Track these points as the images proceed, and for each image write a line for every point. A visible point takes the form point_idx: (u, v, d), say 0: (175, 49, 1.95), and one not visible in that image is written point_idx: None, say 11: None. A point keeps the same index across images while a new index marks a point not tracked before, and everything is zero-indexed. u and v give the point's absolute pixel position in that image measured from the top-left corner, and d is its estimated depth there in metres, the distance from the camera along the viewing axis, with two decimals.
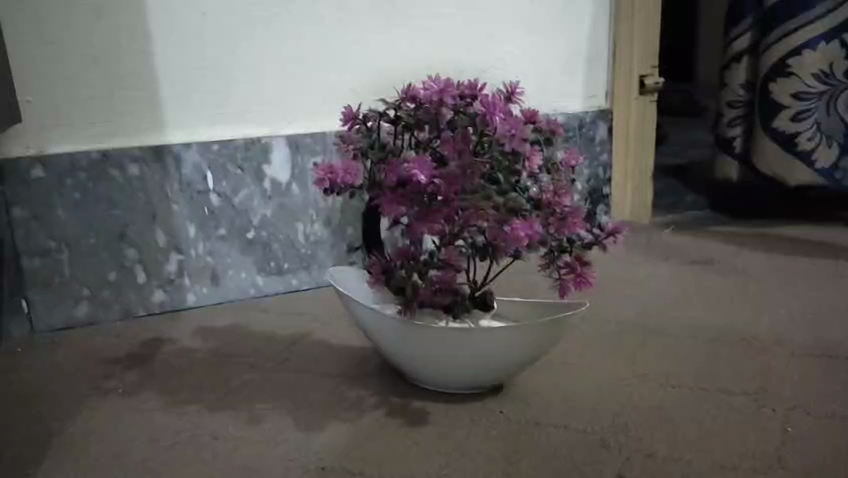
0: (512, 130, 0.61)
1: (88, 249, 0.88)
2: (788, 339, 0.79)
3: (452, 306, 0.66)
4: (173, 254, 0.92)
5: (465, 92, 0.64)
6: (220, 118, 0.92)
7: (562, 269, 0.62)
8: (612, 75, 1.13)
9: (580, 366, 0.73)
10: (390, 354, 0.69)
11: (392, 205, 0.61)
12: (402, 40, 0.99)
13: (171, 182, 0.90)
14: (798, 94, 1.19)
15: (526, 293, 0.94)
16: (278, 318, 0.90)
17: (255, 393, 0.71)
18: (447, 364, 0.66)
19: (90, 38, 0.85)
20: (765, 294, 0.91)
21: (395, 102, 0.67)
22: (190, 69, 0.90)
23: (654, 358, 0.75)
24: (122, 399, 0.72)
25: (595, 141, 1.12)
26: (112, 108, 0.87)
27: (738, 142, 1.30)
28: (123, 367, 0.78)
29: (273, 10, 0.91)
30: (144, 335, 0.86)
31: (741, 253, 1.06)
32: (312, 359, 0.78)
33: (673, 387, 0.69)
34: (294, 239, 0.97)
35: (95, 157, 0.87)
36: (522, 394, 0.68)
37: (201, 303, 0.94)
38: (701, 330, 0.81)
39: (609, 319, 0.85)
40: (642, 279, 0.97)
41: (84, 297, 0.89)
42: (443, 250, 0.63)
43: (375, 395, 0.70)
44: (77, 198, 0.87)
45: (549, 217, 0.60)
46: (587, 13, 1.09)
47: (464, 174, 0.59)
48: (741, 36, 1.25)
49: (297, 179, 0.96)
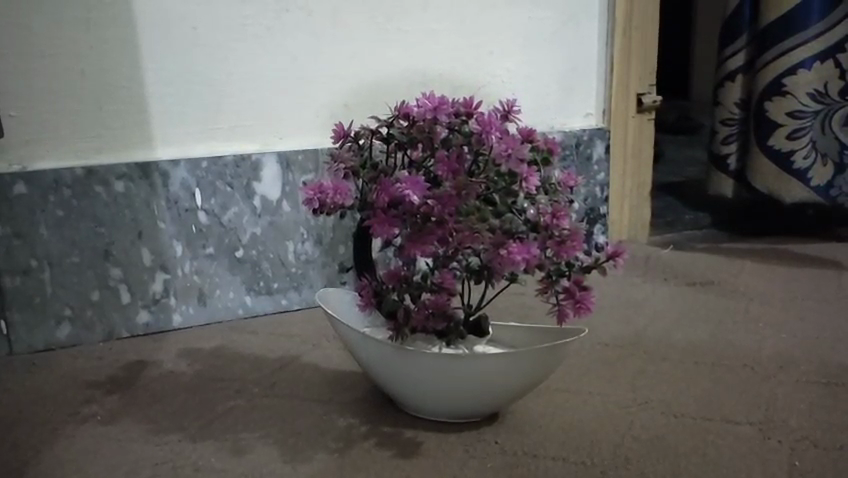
0: (509, 150, 0.59)
1: (72, 267, 0.85)
2: (792, 364, 0.77)
3: (447, 332, 0.64)
4: (159, 273, 0.89)
5: (462, 110, 0.61)
6: (210, 133, 0.90)
7: (561, 294, 0.59)
8: (609, 93, 1.11)
9: (578, 392, 0.71)
10: (381, 380, 0.67)
11: (383, 227, 0.58)
12: (396, 55, 0.97)
13: (158, 198, 0.88)
14: (794, 113, 1.18)
15: (522, 315, 0.91)
16: (267, 340, 0.87)
17: (241, 421, 0.68)
18: (441, 390, 0.63)
19: (78, 52, 0.83)
20: (767, 317, 0.89)
21: (388, 119, 0.65)
22: (182, 83, 0.88)
23: (654, 384, 0.73)
24: (102, 426, 0.69)
25: (592, 160, 1.10)
26: (101, 122, 0.85)
27: (733, 159, 1.29)
28: (104, 391, 0.76)
29: (265, 25, 0.90)
30: (127, 357, 0.83)
31: (742, 274, 1.04)
32: (301, 385, 0.75)
33: (675, 416, 0.67)
34: (284, 257, 0.95)
35: (80, 173, 0.84)
36: (520, 424, 0.66)
37: (187, 323, 0.91)
38: (702, 356, 0.79)
39: (607, 342, 0.82)
40: (640, 302, 0.95)
41: (67, 317, 0.86)
42: (437, 272, 0.61)
43: (366, 423, 0.67)
44: (61, 215, 0.84)
45: (548, 240, 0.57)
46: (585, 31, 1.08)
47: (459, 194, 0.57)
48: (736, 54, 1.25)
49: (288, 196, 0.93)
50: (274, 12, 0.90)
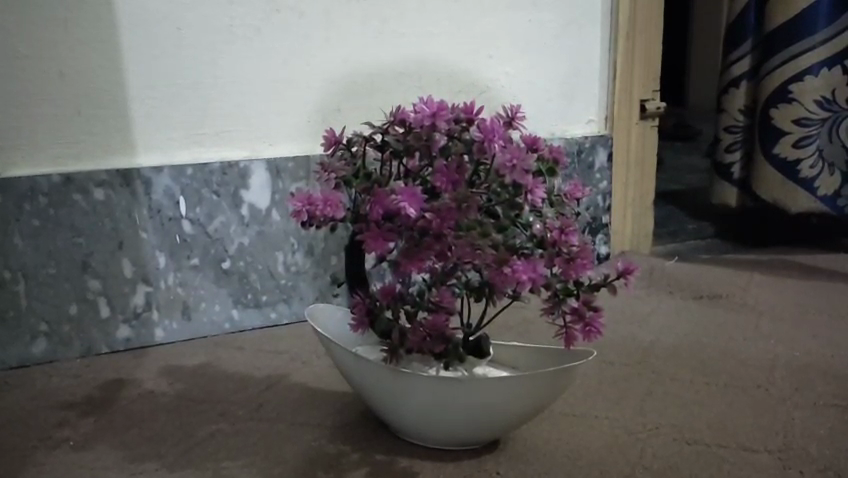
0: (513, 160, 0.53)
1: (48, 280, 0.81)
2: (808, 386, 0.73)
3: (445, 354, 0.59)
4: (140, 285, 0.84)
5: (462, 115, 0.57)
6: (196, 138, 0.86)
7: (568, 315, 0.55)
8: (611, 99, 1.08)
9: (582, 417, 0.67)
10: (375, 401, 0.62)
11: (377, 242, 0.54)
12: (393, 58, 0.93)
13: (140, 207, 0.83)
14: (800, 120, 1.15)
15: (524, 330, 0.87)
16: (255, 357, 0.82)
17: (223, 447, 0.64)
18: (437, 415, 0.59)
19: (55, 53, 0.78)
20: (778, 333, 0.85)
21: (383, 125, 0.60)
22: (165, 87, 0.83)
23: (664, 408, 0.68)
24: (74, 453, 0.64)
25: (594, 168, 1.06)
26: (79, 127, 0.81)
27: (737, 168, 1.24)
28: (78, 413, 0.71)
29: (255, 26, 0.86)
30: (104, 375, 0.79)
31: (750, 287, 1.01)
32: (289, 407, 0.71)
33: (688, 443, 0.63)
34: (274, 269, 0.90)
35: (57, 180, 0.80)
36: (522, 453, 0.61)
37: (170, 338, 0.87)
38: (713, 375, 0.75)
39: (612, 360, 0.78)
40: (645, 316, 0.91)
41: (42, 333, 0.81)
42: (434, 290, 0.57)
43: (358, 451, 0.62)
44: (36, 225, 0.79)
45: (556, 257, 0.53)
46: (587, 35, 1.04)
47: (459, 207, 0.53)
48: (741, 59, 1.21)
49: (277, 205, 0.89)
50: (264, 13, 0.86)
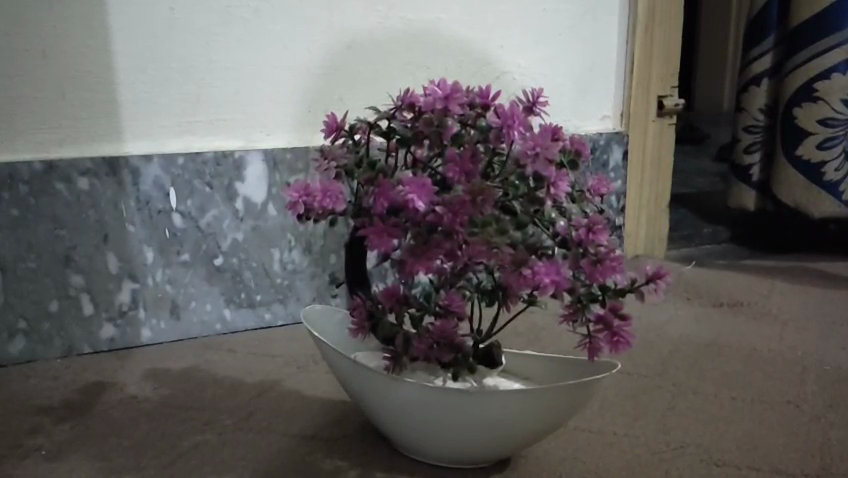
0: (536, 148, 0.48)
1: (28, 274, 0.75)
2: (843, 403, 0.67)
3: (454, 363, 0.53)
4: (126, 282, 0.79)
5: (477, 100, 0.52)
6: (187, 126, 0.80)
7: (593, 322, 0.50)
8: (628, 95, 1.02)
9: (601, 434, 0.61)
10: (381, 427, 0.57)
11: (381, 238, 0.48)
12: (398, 45, 0.88)
13: (127, 198, 0.78)
14: (825, 121, 1.09)
15: (535, 337, 0.82)
16: (246, 360, 0.77)
17: (208, 460, 0.58)
18: (442, 430, 0.53)
19: (38, 31, 0.73)
20: (805, 345, 0.80)
21: (388, 110, 0.55)
22: (156, 70, 0.78)
23: (687, 425, 0.63)
24: (46, 463, 0.59)
25: (608, 167, 1.02)
26: (63, 112, 0.75)
27: (756, 170, 1.19)
28: (54, 419, 0.66)
29: (252, 7, 0.80)
30: (85, 378, 0.73)
31: (771, 295, 0.95)
32: (281, 416, 0.65)
33: (718, 464, 0.57)
34: (269, 267, 0.85)
35: (38, 168, 0.74)
36: (534, 472, 0.56)
37: (157, 339, 0.81)
38: (739, 388, 0.70)
39: (631, 371, 0.73)
40: (662, 324, 0.86)
41: (21, 330, 0.76)
42: (443, 292, 0.52)
43: (356, 467, 0.57)
44: (15, 215, 0.74)
45: (582, 259, 0.48)
46: (603, 26, 0.99)
47: (473, 201, 0.47)
48: (762, 56, 1.16)
49: (274, 198, 0.84)
50: None
